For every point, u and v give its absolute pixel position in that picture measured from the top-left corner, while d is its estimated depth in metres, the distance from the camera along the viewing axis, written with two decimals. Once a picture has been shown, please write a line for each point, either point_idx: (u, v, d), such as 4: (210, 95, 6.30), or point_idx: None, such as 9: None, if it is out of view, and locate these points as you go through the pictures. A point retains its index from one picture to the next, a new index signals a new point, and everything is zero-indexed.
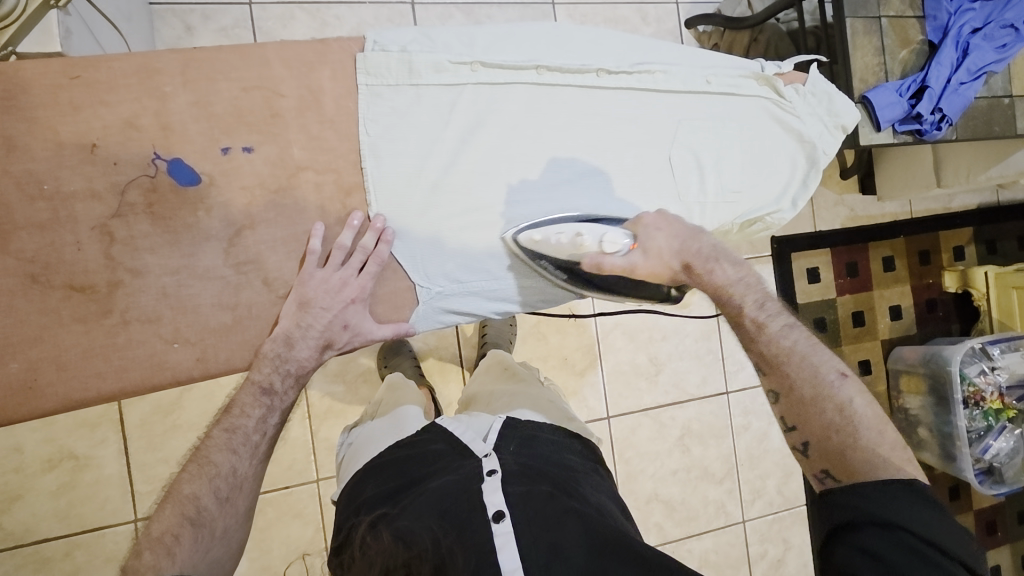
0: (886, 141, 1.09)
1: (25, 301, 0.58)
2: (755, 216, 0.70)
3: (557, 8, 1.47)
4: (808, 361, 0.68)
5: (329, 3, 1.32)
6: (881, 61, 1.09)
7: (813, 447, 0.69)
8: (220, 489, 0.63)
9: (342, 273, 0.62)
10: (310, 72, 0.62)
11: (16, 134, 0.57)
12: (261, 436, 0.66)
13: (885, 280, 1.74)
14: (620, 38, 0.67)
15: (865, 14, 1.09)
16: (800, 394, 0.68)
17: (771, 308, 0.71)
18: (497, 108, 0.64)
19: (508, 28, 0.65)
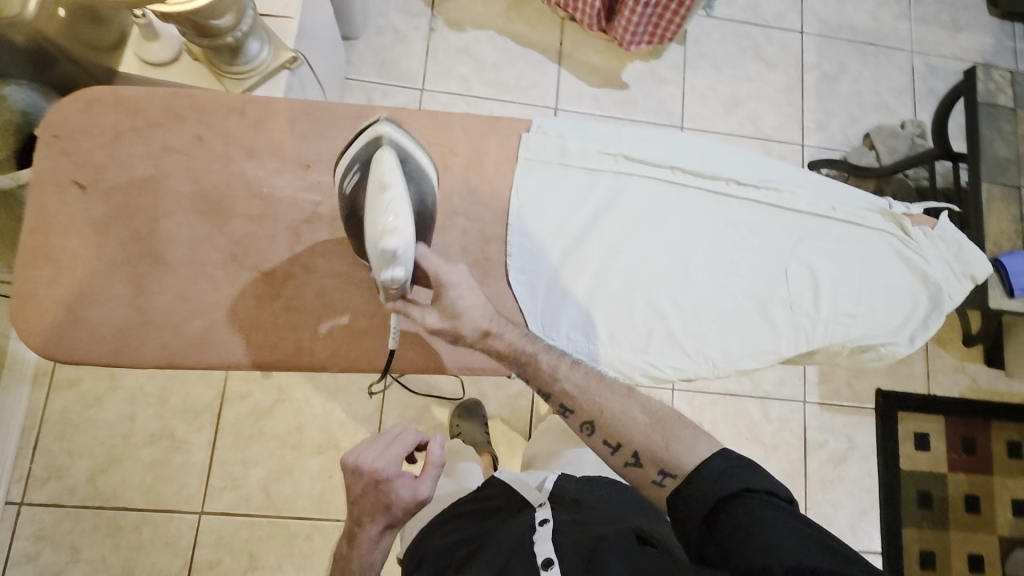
0: (1020, 309, 1.03)
1: (223, 274, 0.75)
2: (870, 343, 0.69)
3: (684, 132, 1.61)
4: (604, 386, 0.68)
5: (486, 99, 1.55)
6: (1018, 228, 1.06)
7: (641, 451, 0.64)
8: None
9: (375, 452, 0.79)
10: (483, 137, 0.72)
11: (257, 148, 0.76)
12: None
13: (1010, 467, 1.54)
14: (753, 157, 0.74)
15: (1003, 181, 1.08)
16: (612, 415, 0.66)
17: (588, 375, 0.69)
18: (631, 195, 0.71)
19: (654, 133, 0.74)
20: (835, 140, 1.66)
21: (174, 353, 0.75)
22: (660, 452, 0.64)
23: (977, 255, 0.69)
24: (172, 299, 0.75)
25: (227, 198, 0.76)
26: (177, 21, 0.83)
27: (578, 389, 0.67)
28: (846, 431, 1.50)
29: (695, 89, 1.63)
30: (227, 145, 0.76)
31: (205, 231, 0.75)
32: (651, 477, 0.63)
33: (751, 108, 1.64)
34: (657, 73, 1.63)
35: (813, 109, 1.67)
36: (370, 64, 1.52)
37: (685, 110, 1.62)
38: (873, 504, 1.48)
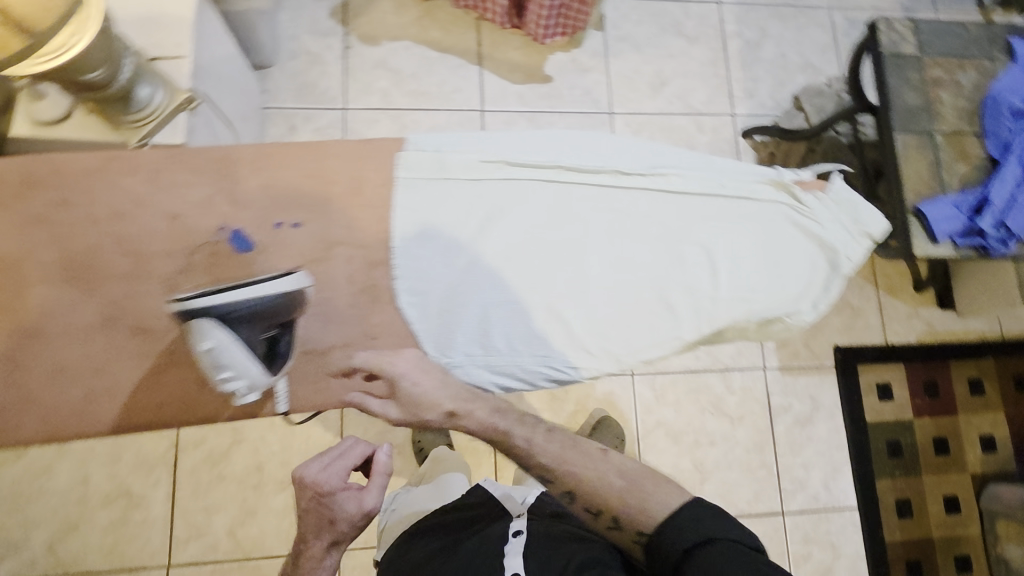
0: (945, 254, 1.03)
1: (100, 338, 0.74)
2: (774, 315, 0.70)
3: (614, 117, 1.61)
4: (577, 454, 0.72)
5: (411, 110, 1.54)
6: (934, 173, 1.07)
7: (624, 519, 0.69)
8: None
9: (322, 471, 0.78)
10: (361, 162, 0.73)
11: (128, 202, 0.73)
12: None
13: (973, 405, 1.57)
14: (639, 144, 0.74)
15: (917, 129, 1.09)
16: (590, 483, 0.70)
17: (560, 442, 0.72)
18: (516, 199, 0.71)
19: (534, 134, 0.74)
20: (766, 105, 1.66)
21: (60, 423, 0.74)
22: (642, 515, 0.68)
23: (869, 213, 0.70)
24: (51, 370, 0.74)
25: (97, 259, 0.74)
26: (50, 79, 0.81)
27: (553, 459, 0.71)
28: (808, 393, 1.52)
29: (620, 73, 1.63)
30: (95, 207, 0.74)
31: (76, 297, 0.74)
32: (633, 537, 0.68)
33: (678, 85, 1.64)
34: (580, 62, 1.62)
35: (740, 77, 1.68)
36: (287, 90, 1.50)
37: (613, 95, 1.62)
38: (844, 461, 1.50)
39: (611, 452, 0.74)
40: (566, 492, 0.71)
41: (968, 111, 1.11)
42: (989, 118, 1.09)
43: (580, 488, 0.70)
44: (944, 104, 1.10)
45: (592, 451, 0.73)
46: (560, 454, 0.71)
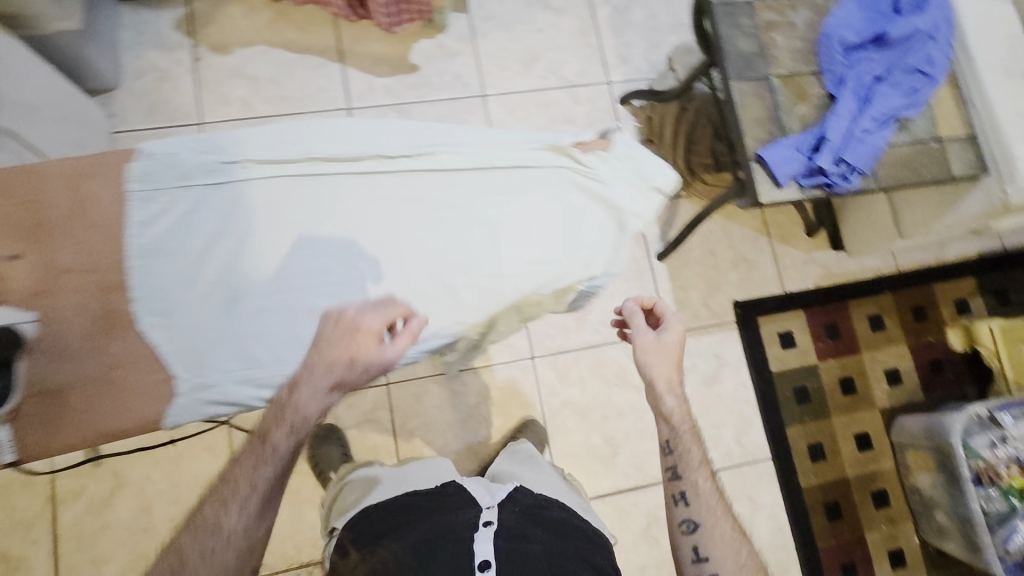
0: (790, 197, 1.03)
1: None
2: (567, 285, 0.80)
3: (488, 99, 1.57)
4: (698, 449, 0.93)
5: (274, 116, 1.48)
6: (772, 118, 1.06)
7: (694, 515, 0.90)
8: (205, 545, 0.69)
9: (358, 311, 0.72)
10: (82, 178, 0.74)
11: None
12: (248, 496, 0.72)
13: (875, 340, 1.58)
14: (402, 129, 0.81)
15: (752, 76, 1.07)
16: (693, 474, 0.92)
17: (690, 440, 0.94)
18: (262, 196, 0.76)
19: (288, 129, 0.80)
20: (641, 70, 1.65)
21: None
22: (713, 529, 0.89)
23: (654, 169, 0.79)
24: None
25: None
26: None
27: (674, 437, 0.94)
28: (711, 351, 1.52)
29: (489, 54, 1.60)
30: None
31: None
32: (684, 531, 0.90)
33: (550, 59, 1.62)
34: (446, 47, 1.58)
35: (611, 44, 1.66)
36: (136, 111, 1.43)
37: (484, 77, 1.58)
38: (754, 414, 1.50)
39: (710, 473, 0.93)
40: (670, 449, 0.94)
41: (804, 51, 1.10)
42: (824, 55, 1.08)
43: (687, 476, 0.92)
44: (778, 48, 1.09)
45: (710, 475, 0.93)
46: (672, 412, 0.93)
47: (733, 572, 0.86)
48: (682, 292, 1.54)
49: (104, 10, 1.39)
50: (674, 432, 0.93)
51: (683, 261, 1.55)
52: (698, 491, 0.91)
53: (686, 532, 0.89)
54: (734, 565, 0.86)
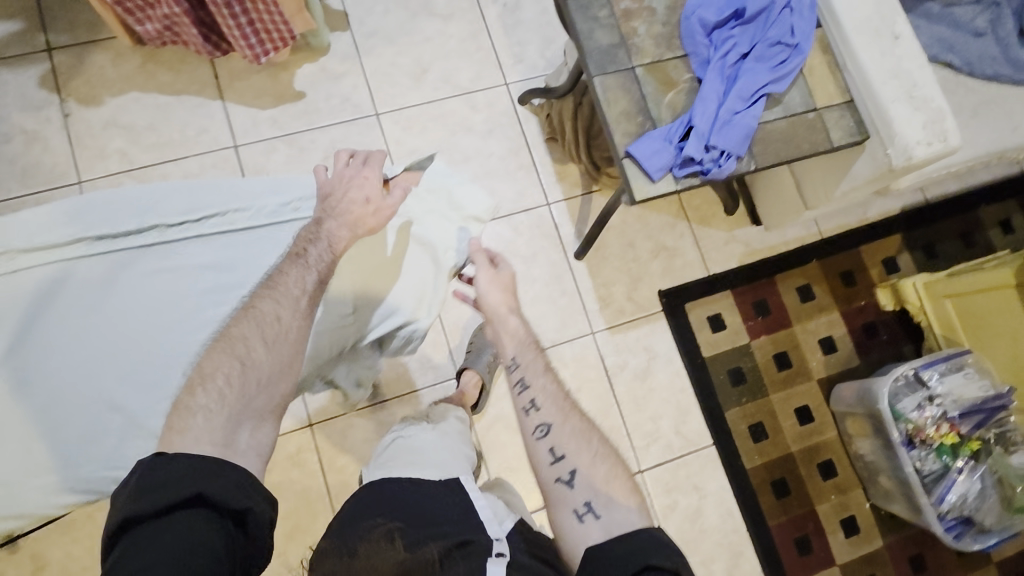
0: (666, 190, 1.01)
1: None
2: (396, 324, 0.97)
3: (381, 117, 1.52)
4: (534, 357, 0.90)
5: (155, 163, 1.41)
6: (641, 109, 1.03)
7: (548, 426, 0.83)
8: (266, 335, 0.78)
9: (356, 165, 0.92)
10: None
11: None
12: (299, 297, 0.81)
13: (805, 311, 1.57)
14: (174, 196, 0.89)
15: (616, 69, 1.04)
16: (536, 382, 0.87)
17: (528, 352, 0.90)
18: (36, 286, 0.82)
19: (61, 211, 0.86)
20: (537, 67, 1.61)
21: None
22: (572, 442, 0.81)
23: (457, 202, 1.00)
24: None
25: None
26: None
27: (513, 347, 0.90)
28: (641, 345, 1.49)
29: (377, 70, 1.54)
30: None
31: None
32: (551, 453, 0.81)
33: (441, 68, 1.57)
34: (331, 69, 1.52)
35: (503, 43, 1.61)
36: (8, 177, 1.36)
37: (375, 95, 1.53)
38: (691, 402, 1.48)
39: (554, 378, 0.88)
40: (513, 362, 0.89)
41: (667, 36, 1.06)
42: (687, 39, 1.05)
43: (534, 382, 0.87)
44: (640, 37, 1.06)
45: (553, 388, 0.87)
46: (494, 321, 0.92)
47: (590, 463, 0.79)
48: (604, 289, 1.51)
49: None
50: (515, 342, 0.90)
51: (601, 257, 1.52)
52: (547, 397, 0.86)
53: (552, 462, 0.80)
54: (591, 458, 0.80)
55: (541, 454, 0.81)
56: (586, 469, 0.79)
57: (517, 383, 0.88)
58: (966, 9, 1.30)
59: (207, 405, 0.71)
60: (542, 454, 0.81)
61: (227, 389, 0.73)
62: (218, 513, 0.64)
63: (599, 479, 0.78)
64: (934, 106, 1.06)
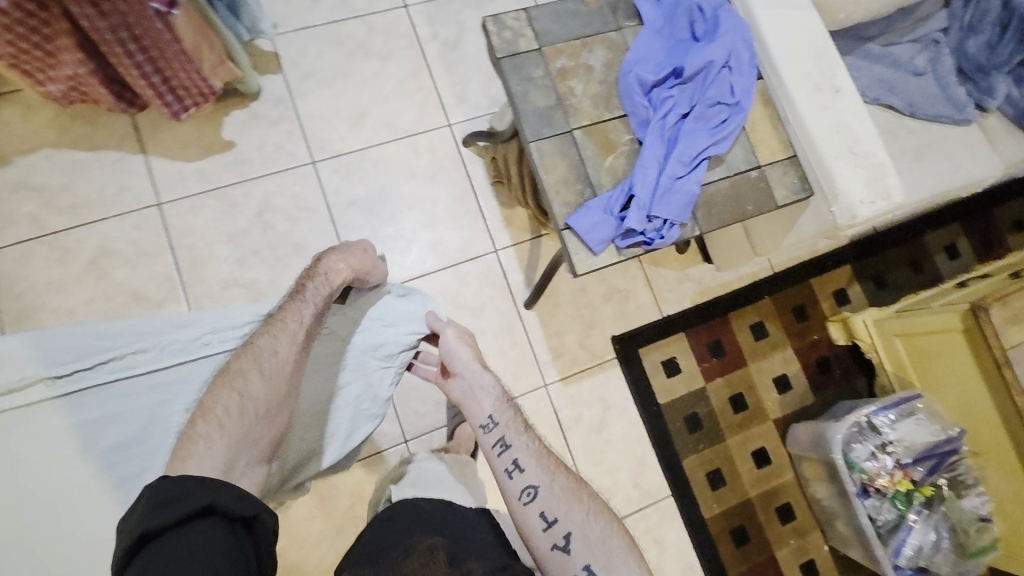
0: (608, 262, 0.97)
1: None
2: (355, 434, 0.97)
3: (318, 165, 1.44)
4: (508, 415, 0.88)
5: (71, 228, 1.31)
6: (580, 176, 0.98)
7: (536, 490, 0.80)
8: (262, 365, 0.82)
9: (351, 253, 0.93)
10: None
11: None
12: (296, 328, 0.85)
13: (761, 350, 1.55)
14: (66, 342, 0.86)
15: (552, 132, 0.99)
16: (516, 441, 0.85)
17: (503, 407, 0.88)
18: None
19: None
20: (481, 106, 1.55)
21: None
22: (564, 502, 0.79)
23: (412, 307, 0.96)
24: None
25: None
26: None
27: (491, 415, 0.88)
28: (596, 395, 1.45)
29: (312, 115, 1.46)
30: None
31: None
32: (543, 521, 0.78)
33: (380, 111, 1.50)
34: (262, 116, 1.43)
35: (445, 83, 1.54)
36: None
37: (310, 142, 1.45)
38: (648, 451, 1.45)
39: (529, 432, 0.86)
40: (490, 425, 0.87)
41: (605, 95, 1.01)
42: (625, 98, 1.00)
43: (514, 445, 0.84)
44: (578, 97, 1.00)
45: (532, 441, 0.86)
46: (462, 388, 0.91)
47: (583, 522, 0.77)
48: (557, 338, 1.47)
49: None
50: (492, 401, 0.89)
51: (553, 304, 1.48)
52: (533, 456, 0.83)
53: (545, 528, 0.78)
54: (586, 521, 0.78)
55: (535, 525, 0.78)
56: (582, 531, 0.77)
57: (495, 444, 0.85)
58: (906, 48, 1.23)
59: (211, 430, 0.75)
60: (537, 524, 0.78)
61: (228, 417, 0.77)
62: (229, 522, 0.64)
63: (596, 538, 0.77)
64: (877, 161, 1.03)
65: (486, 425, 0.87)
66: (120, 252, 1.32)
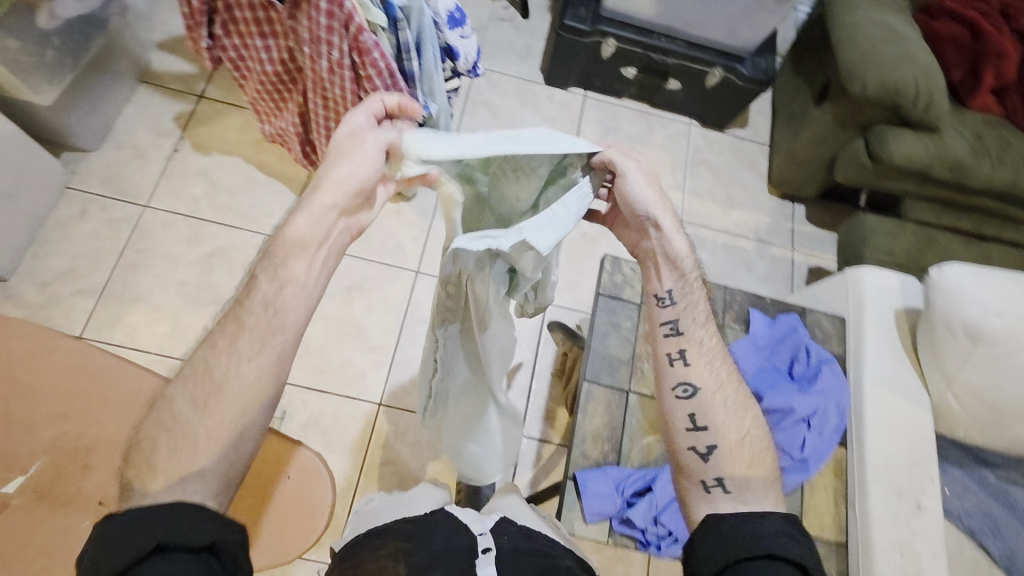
0: (594, 536, 0.90)
1: None
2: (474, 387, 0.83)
3: (419, 276, 1.54)
4: (695, 305, 0.75)
5: (211, 222, 1.50)
6: (613, 437, 0.95)
7: (691, 389, 0.72)
8: (197, 397, 0.61)
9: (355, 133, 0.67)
10: None
11: None
12: (243, 333, 0.62)
13: None
14: None
15: (610, 382, 0.98)
16: (693, 342, 0.74)
17: (688, 280, 0.76)
18: None
19: None
20: (583, 301, 1.59)
21: None
22: (714, 405, 0.72)
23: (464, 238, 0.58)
24: None
25: None
26: None
27: (675, 292, 0.75)
28: None
29: (441, 235, 1.59)
30: None
31: None
32: (689, 415, 0.72)
33: None
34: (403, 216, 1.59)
35: (564, 267, 1.61)
36: (97, 176, 1.48)
37: (426, 253, 1.56)
38: None
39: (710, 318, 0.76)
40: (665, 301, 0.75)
41: None
42: None
43: (687, 335, 0.74)
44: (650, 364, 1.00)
45: (718, 356, 0.75)
46: (662, 251, 0.74)
47: (734, 443, 0.70)
48: None
49: (115, 84, 1.50)
50: (676, 268, 0.74)
51: None
52: (701, 358, 0.74)
53: (690, 428, 0.72)
54: (736, 436, 0.71)
55: (681, 417, 0.73)
56: (730, 446, 0.70)
57: (665, 323, 0.75)
58: None
59: (143, 476, 0.57)
60: (686, 420, 0.72)
61: (161, 457, 0.58)
62: (191, 553, 0.53)
63: (740, 462, 0.70)
64: None
65: (662, 298, 0.76)
66: (230, 263, 1.47)
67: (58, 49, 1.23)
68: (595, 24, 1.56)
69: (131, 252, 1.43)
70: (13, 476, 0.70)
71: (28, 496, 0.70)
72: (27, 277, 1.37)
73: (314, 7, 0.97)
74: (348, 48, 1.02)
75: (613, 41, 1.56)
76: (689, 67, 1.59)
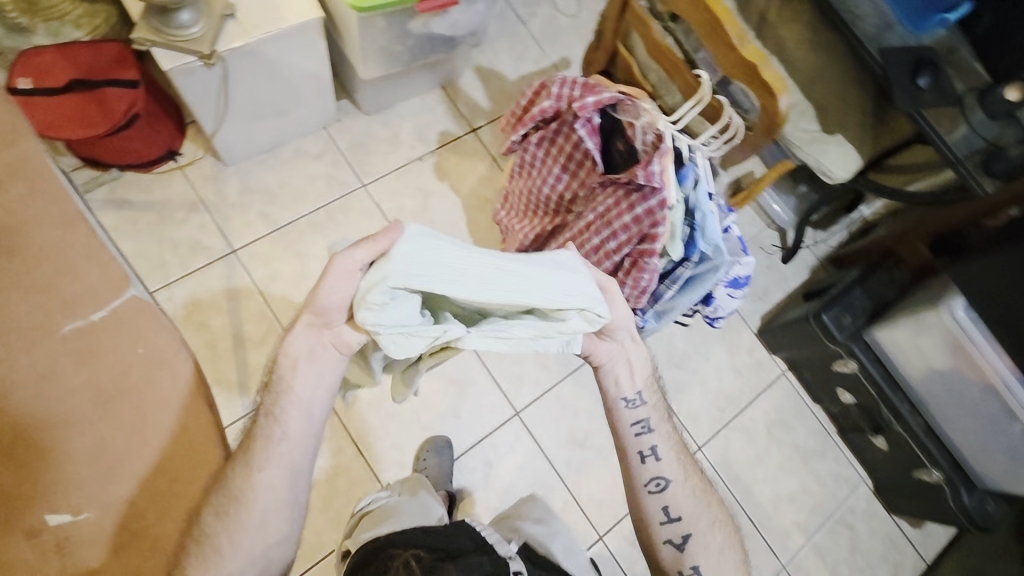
0: None
1: None
2: None
3: (515, 418, 1.44)
4: (660, 406, 0.95)
5: None
6: None
7: (661, 482, 0.91)
8: (222, 504, 0.69)
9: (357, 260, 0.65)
10: None
11: None
12: (280, 444, 0.77)
13: None
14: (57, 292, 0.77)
15: None
16: (660, 435, 0.94)
17: (652, 383, 0.96)
18: None
19: None
20: (634, 565, 1.40)
21: None
22: (678, 501, 0.92)
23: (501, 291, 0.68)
24: None
25: None
26: (154, 23, 1.06)
27: (646, 391, 0.94)
28: None
29: (562, 396, 1.48)
30: None
31: None
32: (662, 507, 0.91)
33: (589, 458, 1.45)
34: (545, 355, 1.49)
35: None
36: (351, 135, 1.54)
37: (538, 401, 1.47)
38: None
39: (666, 412, 0.96)
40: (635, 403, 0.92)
41: None
42: None
43: (650, 434, 0.93)
44: None
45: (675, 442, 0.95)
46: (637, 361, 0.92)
47: (703, 530, 0.91)
48: None
49: (423, 79, 1.56)
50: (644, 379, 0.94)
51: None
52: (670, 459, 0.93)
53: (665, 522, 0.91)
54: (701, 522, 0.91)
55: (653, 512, 0.91)
56: (699, 531, 0.91)
57: (637, 423, 0.93)
58: None
59: None
60: (659, 516, 0.91)
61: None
62: None
63: (704, 532, 0.91)
64: None
65: (632, 401, 0.92)
66: None
67: (407, 47, 1.27)
68: (851, 340, 1.38)
69: (324, 215, 1.47)
70: (65, 508, 0.55)
71: (56, 542, 0.54)
72: (241, 175, 1.44)
73: (631, 205, 0.91)
74: (630, 249, 0.94)
75: (854, 366, 1.39)
76: (909, 446, 1.37)
